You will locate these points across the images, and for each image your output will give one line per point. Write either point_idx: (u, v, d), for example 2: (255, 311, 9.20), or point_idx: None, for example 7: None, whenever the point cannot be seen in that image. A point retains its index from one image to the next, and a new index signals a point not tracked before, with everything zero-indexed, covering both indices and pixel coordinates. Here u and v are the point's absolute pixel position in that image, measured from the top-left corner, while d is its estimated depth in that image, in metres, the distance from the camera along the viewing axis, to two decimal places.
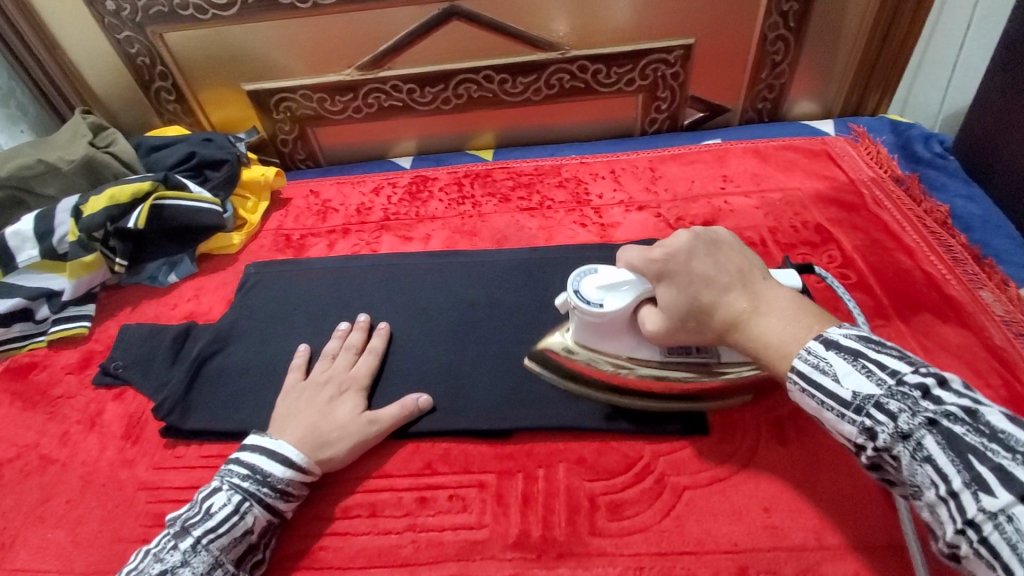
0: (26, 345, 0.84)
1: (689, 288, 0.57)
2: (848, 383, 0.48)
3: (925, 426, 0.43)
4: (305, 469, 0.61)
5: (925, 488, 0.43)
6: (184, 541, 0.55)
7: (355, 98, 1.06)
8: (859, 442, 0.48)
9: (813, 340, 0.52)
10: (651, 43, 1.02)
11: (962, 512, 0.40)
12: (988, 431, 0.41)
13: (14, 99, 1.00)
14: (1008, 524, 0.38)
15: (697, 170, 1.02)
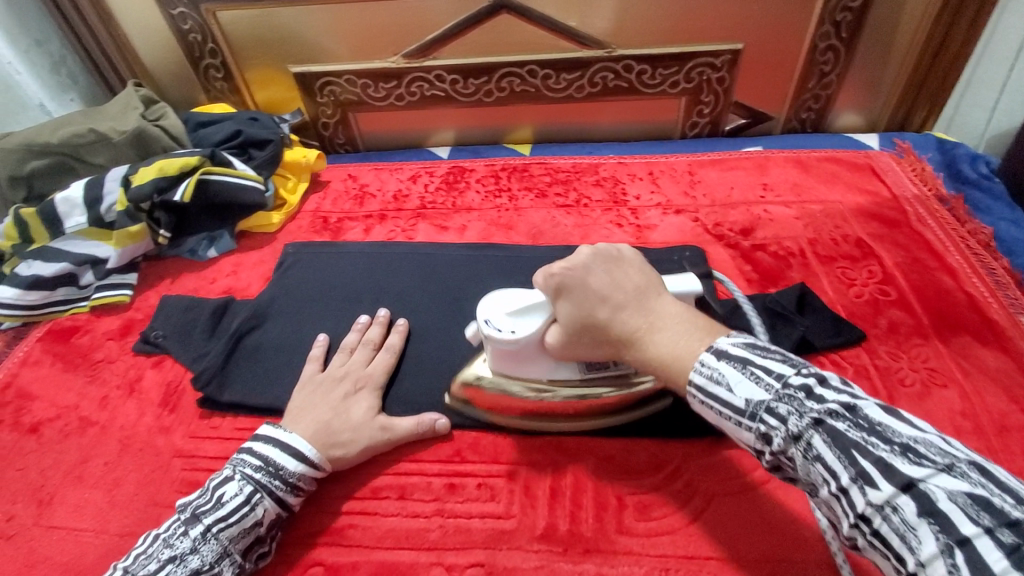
0: (69, 309, 0.86)
1: (582, 302, 0.55)
2: (740, 390, 0.46)
3: (812, 427, 0.42)
4: (318, 465, 0.61)
5: (819, 486, 0.42)
6: (194, 529, 0.55)
7: (399, 86, 1.07)
8: (757, 447, 0.46)
9: (705, 352, 0.49)
10: (699, 46, 1.01)
11: (852, 506, 0.40)
12: (867, 425, 0.41)
13: (64, 67, 1.04)
14: (895, 515, 0.38)
15: (736, 176, 1.01)
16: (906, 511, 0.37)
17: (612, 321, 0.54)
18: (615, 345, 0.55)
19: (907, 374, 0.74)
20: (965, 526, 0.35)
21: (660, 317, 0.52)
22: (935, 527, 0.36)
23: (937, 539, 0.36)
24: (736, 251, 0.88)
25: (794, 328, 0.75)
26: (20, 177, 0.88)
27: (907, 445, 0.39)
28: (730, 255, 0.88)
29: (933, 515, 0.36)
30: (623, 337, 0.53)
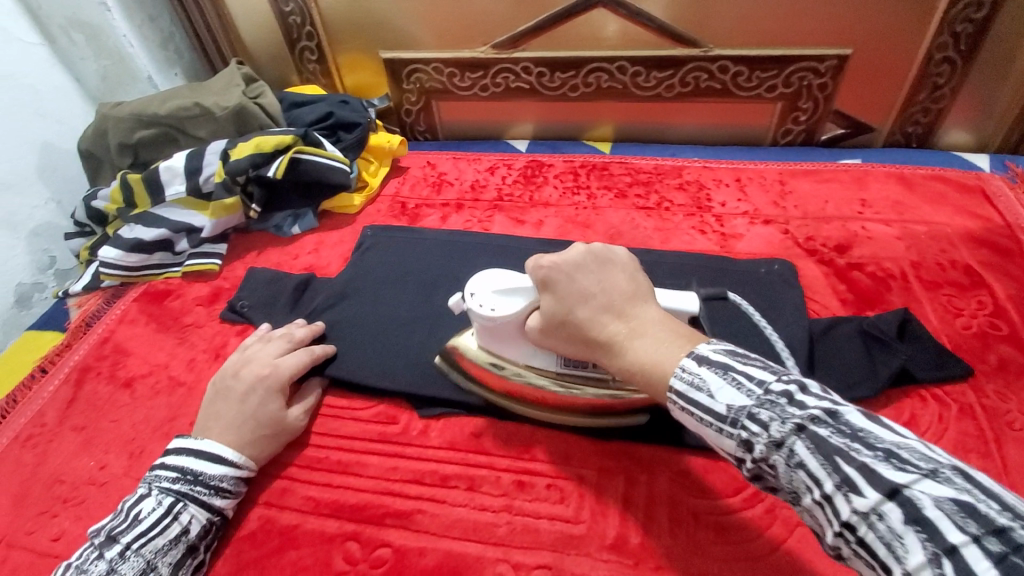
0: (162, 273, 0.91)
1: (566, 301, 0.54)
2: (722, 396, 0.44)
3: (795, 433, 0.40)
4: (240, 466, 0.62)
5: (802, 494, 0.40)
6: (109, 552, 0.54)
7: (485, 76, 1.07)
8: (739, 455, 0.44)
9: (686, 357, 0.47)
10: (804, 49, 0.96)
11: (836, 514, 0.38)
12: (849, 431, 0.39)
13: (173, 43, 1.10)
14: (880, 523, 0.36)
15: (831, 189, 0.95)
16: (891, 518, 0.35)
17: (594, 321, 0.53)
18: (593, 349, 0.54)
19: (1018, 418, 0.67)
20: (953, 534, 0.33)
21: (643, 323, 0.51)
22: (921, 534, 0.34)
23: (923, 548, 0.34)
24: (830, 268, 0.83)
25: (893, 356, 0.70)
26: (129, 145, 0.93)
27: (890, 451, 0.37)
28: (823, 272, 0.83)
29: (920, 522, 0.34)
30: (602, 340, 0.53)
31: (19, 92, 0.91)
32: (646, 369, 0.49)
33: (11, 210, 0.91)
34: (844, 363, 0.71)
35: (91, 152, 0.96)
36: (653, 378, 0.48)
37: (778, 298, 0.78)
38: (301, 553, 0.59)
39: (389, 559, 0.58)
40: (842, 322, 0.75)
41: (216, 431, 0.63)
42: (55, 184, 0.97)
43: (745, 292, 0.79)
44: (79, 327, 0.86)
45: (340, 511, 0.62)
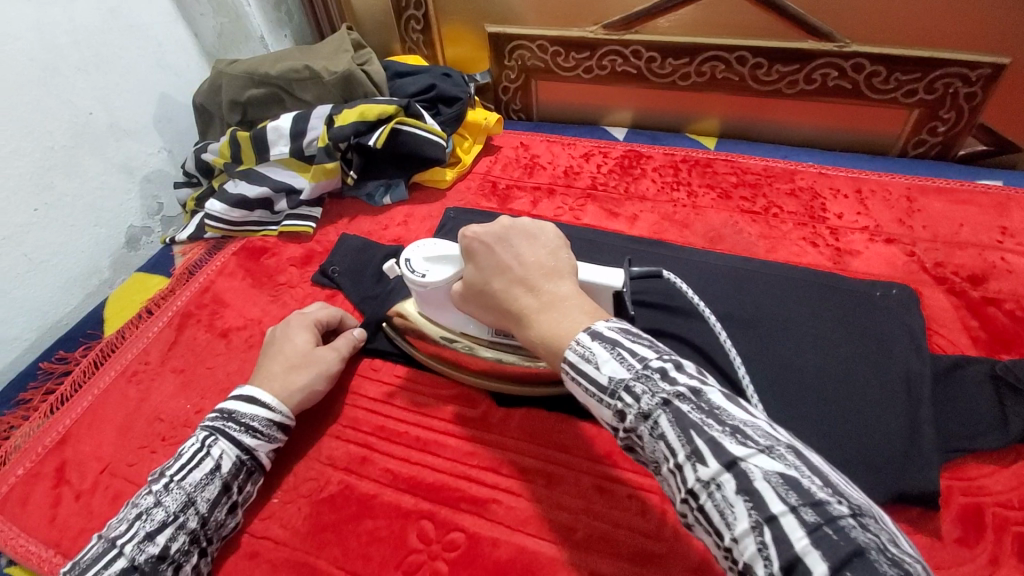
0: (261, 231, 0.94)
1: (486, 272, 0.53)
2: (605, 366, 0.42)
3: (661, 406, 0.40)
4: (274, 409, 0.62)
5: (660, 464, 0.40)
6: (156, 486, 0.55)
7: (590, 58, 1.03)
8: (612, 424, 0.43)
9: (581, 331, 0.45)
10: (954, 53, 0.85)
11: (683, 481, 0.38)
12: (707, 408, 0.39)
13: (285, 4, 1.12)
14: (717, 492, 0.36)
15: (967, 212, 0.85)
16: (727, 488, 0.36)
17: (503, 295, 0.51)
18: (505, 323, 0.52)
19: None
20: (775, 504, 0.34)
21: (547, 297, 0.49)
22: (748, 504, 0.35)
23: (749, 516, 0.35)
24: (960, 300, 0.75)
25: None
26: (239, 103, 0.96)
27: (737, 427, 0.38)
28: (952, 304, 0.75)
29: (750, 492, 0.35)
30: (512, 314, 0.51)
31: (144, 43, 0.95)
32: (549, 345, 0.47)
33: (129, 156, 0.96)
34: (972, 408, 0.63)
35: (204, 106, 0.99)
36: (555, 351, 0.46)
37: (898, 325, 0.70)
38: (377, 524, 0.60)
39: (462, 544, 0.58)
40: (970, 363, 0.66)
41: (303, 392, 0.65)
42: (168, 134, 1.02)
43: (860, 314, 0.72)
44: (182, 275, 0.90)
45: (417, 488, 0.63)
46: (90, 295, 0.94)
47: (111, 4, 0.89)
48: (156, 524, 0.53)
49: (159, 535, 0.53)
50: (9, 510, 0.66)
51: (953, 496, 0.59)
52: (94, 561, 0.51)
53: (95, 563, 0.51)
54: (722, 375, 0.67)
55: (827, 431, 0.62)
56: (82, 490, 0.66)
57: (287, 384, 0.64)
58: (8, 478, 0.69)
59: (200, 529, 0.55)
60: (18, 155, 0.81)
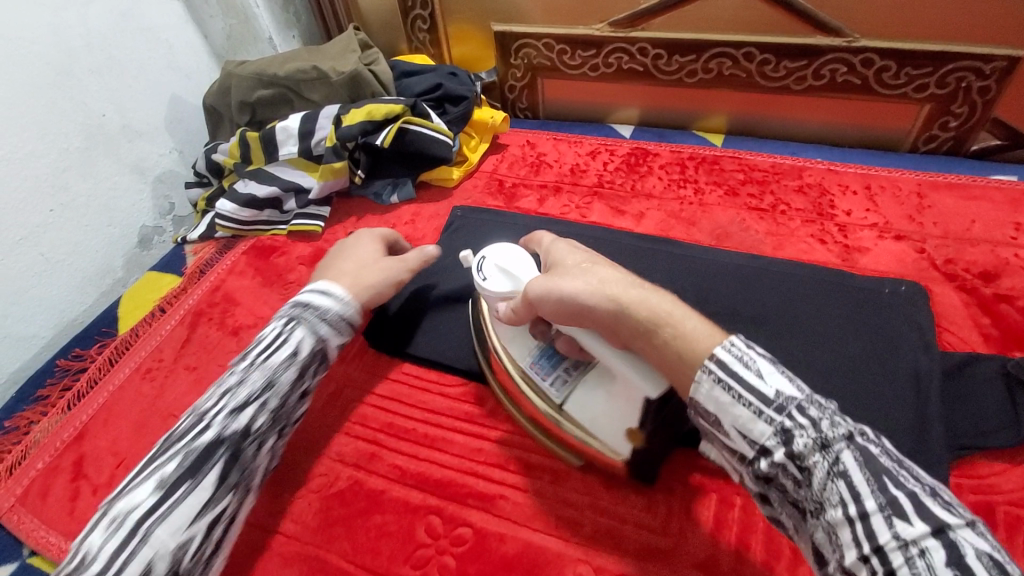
0: (270, 230, 0.95)
1: (575, 256, 0.56)
2: (774, 382, 0.43)
3: (845, 442, 0.41)
4: (345, 302, 0.66)
5: (828, 507, 0.40)
6: (242, 367, 0.60)
7: (596, 56, 1.03)
8: (767, 445, 0.42)
9: (726, 341, 0.45)
10: (965, 47, 0.84)
11: (868, 532, 0.38)
12: (890, 462, 0.40)
13: (293, 6, 1.13)
14: (921, 557, 0.36)
15: (980, 208, 0.84)
16: (933, 555, 0.36)
17: (598, 272, 0.51)
18: (589, 296, 0.49)
19: None
20: None
21: (647, 283, 0.51)
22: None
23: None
24: (972, 297, 0.74)
25: None
26: (248, 103, 0.97)
27: (925, 489, 0.39)
28: (963, 301, 0.74)
29: (959, 563, 0.35)
30: (608, 286, 0.50)
31: (155, 45, 0.96)
32: (667, 324, 0.47)
33: (141, 156, 0.97)
34: (983, 406, 0.63)
35: (214, 107, 1.01)
36: (675, 330, 0.46)
37: (907, 323, 0.70)
38: (386, 519, 0.61)
39: (470, 539, 0.58)
40: (980, 360, 0.66)
41: (367, 294, 0.69)
42: (179, 135, 1.03)
43: (868, 311, 0.71)
44: (193, 274, 0.91)
45: (425, 484, 0.63)
46: (105, 294, 0.95)
47: (123, 8, 0.90)
48: (241, 400, 0.57)
49: (245, 411, 0.56)
50: (29, 503, 0.67)
51: (963, 494, 0.59)
52: (187, 431, 0.55)
53: (189, 431, 0.55)
54: None
55: None
56: (99, 484, 0.68)
57: (356, 282, 0.68)
58: (28, 472, 0.70)
59: (278, 412, 0.59)
60: (35, 157, 0.82)
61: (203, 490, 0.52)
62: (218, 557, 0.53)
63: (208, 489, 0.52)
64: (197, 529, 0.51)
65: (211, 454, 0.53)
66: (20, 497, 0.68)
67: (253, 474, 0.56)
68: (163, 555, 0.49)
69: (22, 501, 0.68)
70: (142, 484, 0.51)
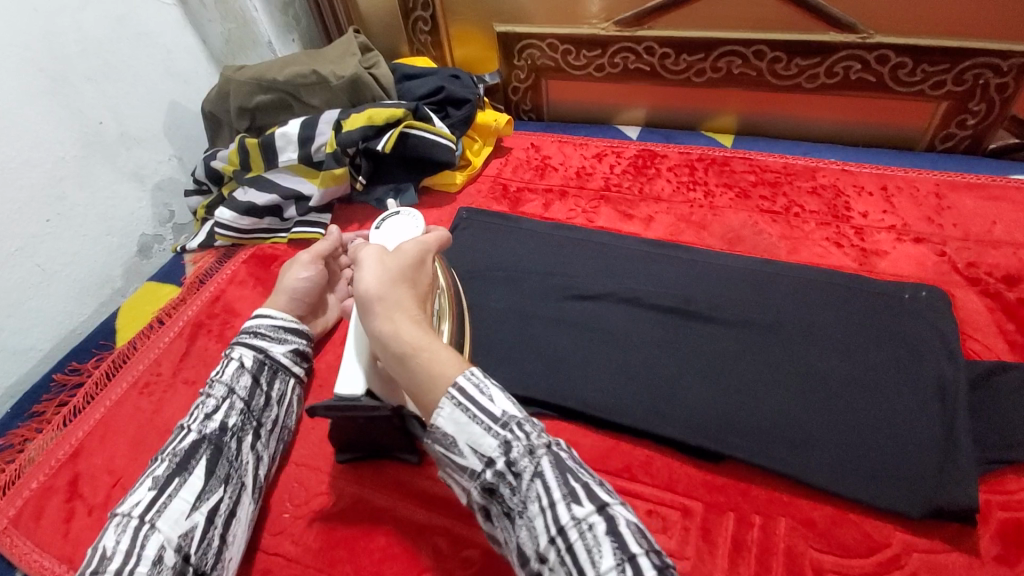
0: (270, 238, 0.93)
1: (418, 266, 0.55)
2: (500, 402, 0.46)
3: (547, 447, 0.45)
4: (273, 315, 0.69)
5: (528, 504, 0.44)
6: (203, 387, 0.61)
7: (602, 56, 1.00)
8: (491, 457, 0.45)
9: (470, 373, 0.47)
10: (987, 42, 0.81)
11: (554, 519, 0.43)
12: (578, 464, 0.46)
13: (291, 9, 1.11)
14: (588, 530, 0.42)
15: (1001, 208, 0.82)
16: (597, 527, 0.42)
17: (400, 294, 0.51)
18: (369, 303, 0.50)
19: None
20: (635, 546, 0.41)
21: (432, 328, 0.51)
22: (614, 544, 0.41)
23: (614, 553, 0.40)
24: (995, 301, 0.72)
25: None
26: (246, 109, 0.95)
27: (597, 480, 0.46)
28: (986, 307, 0.71)
29: (614, 532, 0.42)
30: (389, 307, 0.50)
31: (153, 51, 0.95)
32: (409, 357, 0.48)
33: (139, 164, 0.96)
34: (1011, 417, 0.60)
35: (212, 113, 0.99)
36: (411, 363, 0.48)
37: (928, 328, 0.67)
38: (390, 540, 0.59)
39: (477, 561, 0.56)
40: (1008, 369, 0.63)
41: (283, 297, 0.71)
42: (178, 141, 1.01)
43: (889, 318, 0.69)
44: (193, 284, 0.89)
45: (429, 503, 0.61)
46: (103, 306, 0.93)
47: (119, 12, 0.88)
48: (212, 407, 0.59)
49: (216, 413, 0.58)
50: (23, 525, 0.66)
51: (991, 511, 0.56)
52: (168, 444, 0.57)
53: (171, 442, 0.57)
54: (740, 385, 0.65)
55: (855, 443, 0.59)
56: (95, 505, 0.66)
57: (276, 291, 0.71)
58: (24, 492, 0.68)
59: (249, 412, 0.61)
60: (30, 166, 0.81)
61: (197, 480, 0.54)
62: (226, 555, 0.54)
63: (202, 478, 0.54)
64: (197, 517, 0.52)
65: (196, 449, 0.56)
66: (15, 518, 0.66)
67: (243, 468, 0.58)
68: (171, 541, 0.50)
69: (15, 523, 0.66)
70: (137, 488, 0.53)
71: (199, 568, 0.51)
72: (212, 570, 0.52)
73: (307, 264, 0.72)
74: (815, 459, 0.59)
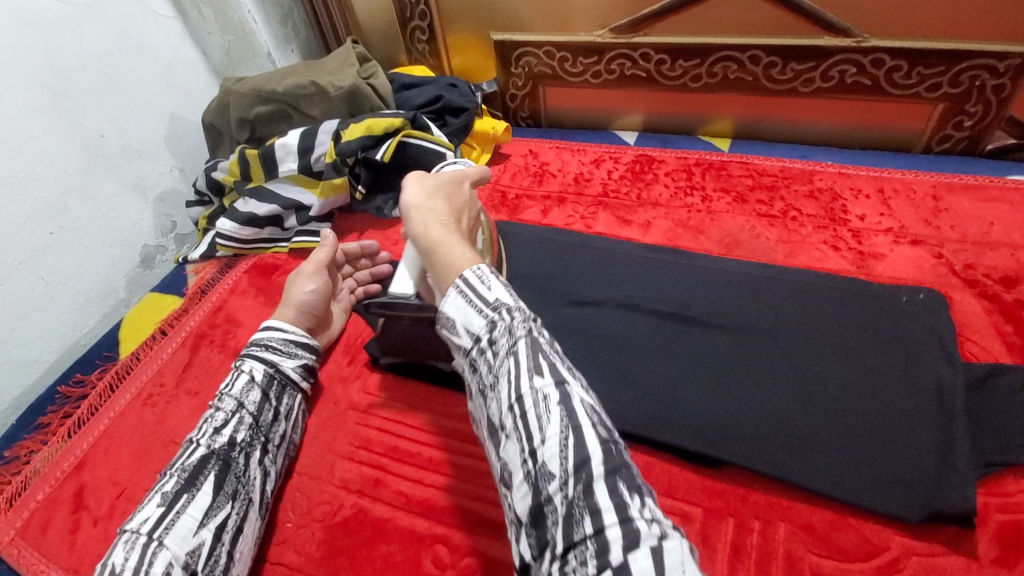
0: (271, 248, 0.94)
1: (456, 189, 0.59)
2: (496, 290, 0.47)
3: (527, 331, 0.46)
4: (285, 329, 0.70)
5: (498, 379, 0.44)
6: (212, 401, 0.62)
7: (598, 63, 1.01)
8: (478, 335, 0.46)
9: (481, 269, 0.49)
10: (982, 44, 0.81)
11: (516, 388, 0.43)
12: (560, 356, 0.47)
13: (290, 19, 1.12)
14: (543, 401, 0.42)
15: (999, 209, 0.82)
16: (552, 400, 0.42)
17: (435, 204, 0.56)
18: (407, 213, 0.55)
19: None
20: (585, 422, 0.42)
21: (459, 234, 0.54)
22: (564, 414, 0.42)
23: (561, 421, 0.41)
24: (993, 303, 0.72)
25: None
26: (247, 120, 0.96)
27: (570, 370, 0.46)
28: (984, 308, 0.71)
29: (567, 406, 0.42)
30: (422, 211, 0.55)
31: (155, 64, 0.96)
32: (433, 252, 0.52)
33: (141, 176, 0.97)
34: (1010, 420, 0.60)
35: (213, 125, 1.00)
36: (433, 257, 0.52)
37: (925, 332, 0.67)
38: (391, 549, 0.59)
39: (479, 569, 0.57)
40: (1005, 371, 0.63)
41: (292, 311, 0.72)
42: (180, 153, 1.02)
43: (887, 322, 0.69)
44: (195, 294, 0.90)
45: (430, 512, 0.62)
46: (107, 316, 0.94)
47: (120, 27, 0.89)
48: (220, 421, 0.59)
49: (225, 428, 0.59)
50: (31, 536, 0.66)
51: (991, 514, 0.56)
52: (176, 459, 0.57)
53: (179, 457, 0.57)
54: (738, 390, 0.65)
55: (854, 448, 0.60)
56: (100, 516, 0.67)
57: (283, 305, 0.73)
58: (31, 503, 0.69)
59: (256, 427, 0.62)
60: (34, 180, 0.82)
61: (204, 496, 0.54)
62: (232, 573, 0.54)
63: (210, 495, 0.54)
64: (204, 534, 0.52)
65: (205, 465, 0.56)
66: (22, 530, 0.67)
67: (249, 484, 0.58)
68: (179, 559, 0.50)
69: (22, 534, 0.67)
70: (145, 505, 0.53)
71: None
72: None
73: (311, 276, 0.73)
74: (813, 464, 0.59)
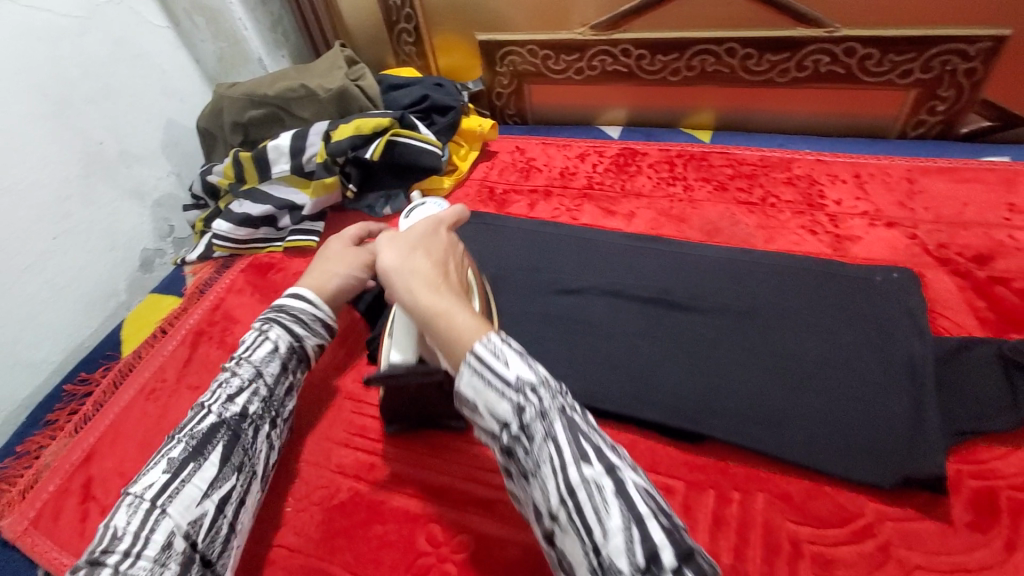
0: (266, 247, 0.97)
1: (433, 239, 0.55)
2: (516, 366, 0.43)
3: (559, 410, 0.42)
4: (319, 306, 0.70)
5: (541, 469, 0.42)
6: (229, 364, 0.64)
7: (580, 59, 1.03)
8: (505, 420, 0.43)
9: (489, 338, 0.44)
10: (949, 29, 0.84)
11: (565, 481, 0.41)
12: (590, 423, 0.44)
13: (281, 26, 1.13)
14: (597, 492, 0.40)
15: (972, 190, 0.84)
16: (604, 488, 0.40)
17: (416, 263, 0.51)
18: (389, 279, 0.51)
19: None
20: (642, 507, 0.40)
21: (455, 292, 0.49)
22: (621, 505, 0.39)
23: (622, 514, 0.39)
24: (966, 280, 0.74)
25: None
26: (240, 123, 0.99)
27: (607, 441, 0.43)
28: (957, 285, 0.74)
29: (622, 493, 0.40)
30: (408, 278, 0.50)
31: (149, 71, 0.99)
32: (431, 324, 0.47)
33: (139, 181, 0.99)
34: (980, 389, 0.62)
35: (208, 130, 1.03)
36: (434, 328, 0.47)
37: (898, 308, 0.70)
38: (387, 528, 0.62)
39: (471, 545, 0.59)
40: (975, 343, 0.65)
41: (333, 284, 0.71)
42: (176, 158, 1.05)
43: (861, 300, 0.71)
44: (194, 294, 0.93)
45: (424, 493, 0.64)
46: (109, 318, 0.97)
47: (115, 36, 0.92)
48: (235, 389, 0.61)
49: (237, 397, 0.61)
50: (41, 526, 0.69)
51: (962, 480, 0.58)
52: (188, 421, 0.59)
53: (189, 421, 0.59)
54: (717, 369, 0.67)
55: (828, 420, 0.62)
56: (107, 506, 0.69)
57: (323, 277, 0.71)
58: (41, 495, 0.71)
59: (267, 401, 0.64)
60: (36, 186, 0.84)
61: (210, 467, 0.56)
62: (232, 543, 0.56)
63: (216, 466, 0.56)
64: (207, 505, 0.54)
65: (214, 434, 0.57)
66: (33, 521, 0.69)
67: (254, 457, 0.60)
68: (181, 528, 0.51)
69: (33, 525, 0.69)
70: (152, 469, 0.54)
71: (205, 556, 0.53)
72: (218, 559, 0.54)
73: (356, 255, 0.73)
74: (790, 436, 0.61)
